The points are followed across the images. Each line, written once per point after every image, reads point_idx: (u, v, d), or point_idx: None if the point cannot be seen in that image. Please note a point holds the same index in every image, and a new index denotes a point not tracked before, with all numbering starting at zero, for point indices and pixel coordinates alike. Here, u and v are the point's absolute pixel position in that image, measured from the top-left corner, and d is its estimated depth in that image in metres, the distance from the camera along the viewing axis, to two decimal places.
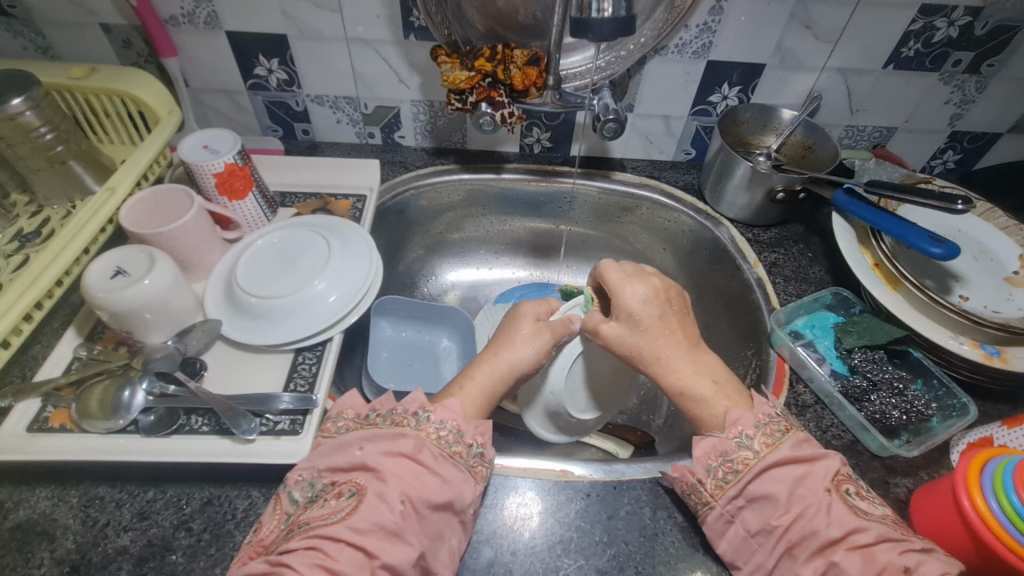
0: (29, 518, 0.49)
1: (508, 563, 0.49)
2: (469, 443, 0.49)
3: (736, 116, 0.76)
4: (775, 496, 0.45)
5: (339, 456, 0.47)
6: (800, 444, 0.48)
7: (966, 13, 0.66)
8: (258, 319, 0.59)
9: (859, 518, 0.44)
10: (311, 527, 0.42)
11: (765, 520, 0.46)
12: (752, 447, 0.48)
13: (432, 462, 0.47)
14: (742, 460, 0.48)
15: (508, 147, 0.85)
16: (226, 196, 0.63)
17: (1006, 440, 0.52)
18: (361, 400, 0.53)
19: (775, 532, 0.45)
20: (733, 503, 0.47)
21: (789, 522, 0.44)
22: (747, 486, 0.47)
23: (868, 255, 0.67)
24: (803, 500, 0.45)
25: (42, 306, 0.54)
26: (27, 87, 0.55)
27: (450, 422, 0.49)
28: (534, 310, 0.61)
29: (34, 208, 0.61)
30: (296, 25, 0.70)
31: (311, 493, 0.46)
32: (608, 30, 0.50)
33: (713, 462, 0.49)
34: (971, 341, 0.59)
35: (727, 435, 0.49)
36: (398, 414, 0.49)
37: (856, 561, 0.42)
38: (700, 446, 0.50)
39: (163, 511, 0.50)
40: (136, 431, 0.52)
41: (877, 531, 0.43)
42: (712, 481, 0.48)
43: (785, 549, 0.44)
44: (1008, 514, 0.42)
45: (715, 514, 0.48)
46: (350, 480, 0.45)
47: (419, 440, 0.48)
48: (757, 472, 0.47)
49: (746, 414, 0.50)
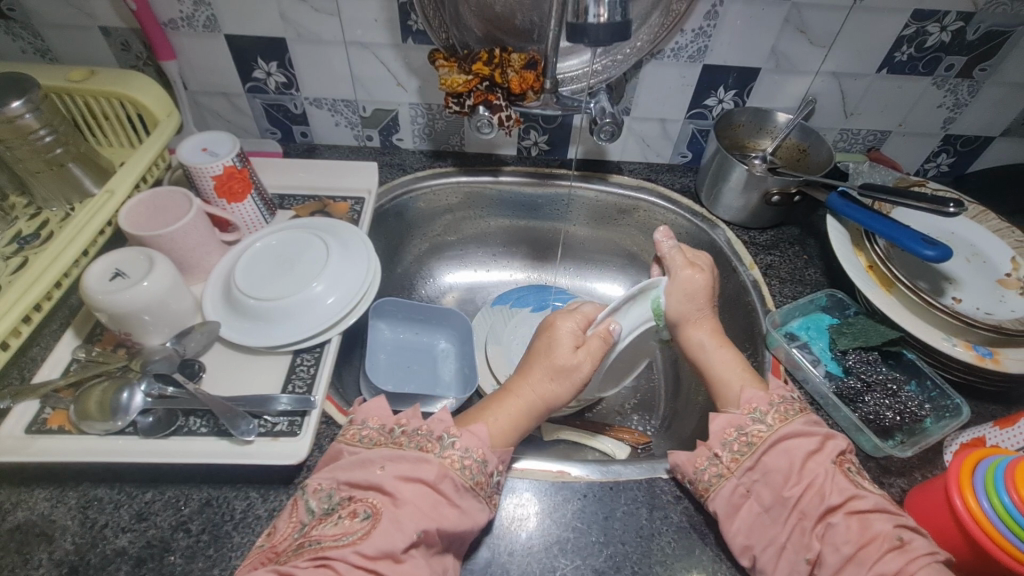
0: (28, 519, 0.49)
1: (506, 563, 0.49)
2: (491, 473, 0.50)
3: (731, 120, 0.77)
4: (783, 469, 0.48)
5: (358, 472, 0.48)
6: (812, 422, 0.51)
7: (958, 18, 0.67)
8: (258, 320, 0.59)
9: (856, 488, 0.47)
10: (321, 546, 0.43)
11: (776, 492, 0.48)
12: (766, 421, 0.51)
13: (454, 493, 0.47)
14: (756, 433, 0.50)
15: (505, 150, 0.86)
16: (225, 198, 0.64)
17: (998, 440, 0.52)
18: (386, 409, 0.53)
19: (788, 505, 0.47)
20: (748, 476, 0.49)
21: (801, 492, 0.47)
22: (761, 458, 0.49)
23: (862, 257, 0.68)
24: (812, 472, 0.47)
25: (41, 307, 0.54)
26: (27, 90, 0.56)
27: (475, 452, 0.49)
28: (570, 330, 0.62)
29: (33, 210, 0.61)
30: (295, 28, 0.70)
31: (329, 505, 0.46)
32: (604, 35, 0.51)
33: (729, 436, 0.51)
34: (964, 342, 0.60)
35: (742, 410, 0.52)
36: (424, 435, 0.50)
37: (852, 525, 0.45)
38: (716, 421, 0.52)
39: (162, 512, 0.50)
40: (136, 432, 0.52)
41: (874, 500, 0.46)
42: (728, 454, 0.50)
43: (795, 520, 0.46)
44: (999, 513, 0.42)
45: (730, 487, 0.49)
46: (366, 499, 0.46)
47: (442, 468, 0.48)
48: (772, 443, 0.49)
49: (760, 393, 0.53)
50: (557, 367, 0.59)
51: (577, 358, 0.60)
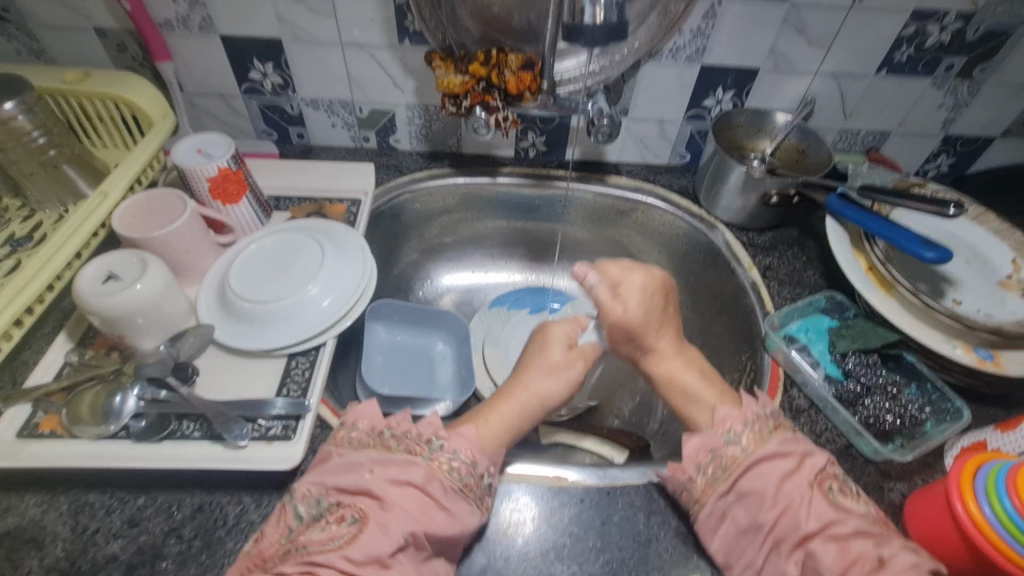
0: (18, 525, 0.48)
1: (502, 569, 0.49)
2: (481, 475, 0.49)
3: (730, 120, 0.76)
4: (762, 492, 0.47)
5: (347, 476, 0.47)
6: (787, 441, 0.50)
7: (958, 18, 0.67)
8: (252, 324, 0.59)
9: (837, 512, 0.46)
10: (308, 552, 0.43)
11: (753, 517, 0.47)
12: (740, 443, 0.50)
13: (442, 495, 0.47)
14: (730, 456, 0.50)
15: (503, 151, 0.85)
16: (220, 200, 0.63)
17: (1000, 444, 0.52)
18: (376, 409, 0.52)
19: (763, 530, 0.47)
20: (723, 500, 0.49)
21: (776, 516, 0.47)
22: (737, 481, 0.49)
23: (862, 260, 0.67)
24: (787, 496, 0.47)
25: (33, 311, 0.54)
26: (20, 91, 0.55)
27: (463, 454, 0.49)
28: (565, 334, 0.64)
29: (27, 212, 0.61)
30: (290, 29, 0.70)
31: (316, 510, 0.46)
32: (600, 36, 0.51)
33: (703, 458, 0.50)
34: (964, 345, 0.60)
35: (716, 431, 0.52)
36: (412, 439, 0.50)
37: (831, 550, 0.44)
38: (690, 444, 0.51)
39: (154, 518, 0.49)
40: (128, 436, 0.51)
41: (853, 523, 0.45)
42: (703, 478, 0.50)
43: (771, 544, 0.46)
44: (1000, 519, 0.42)
45: (706, 511, 0.49)
46: (354, 504, 0.46)
47: (430, 471, 0.48)
48: (745, 466, 0.49)
49: (734, 410, 0.53)
50: (551, 367, 0.61)
51: (568, 361, 0.61)
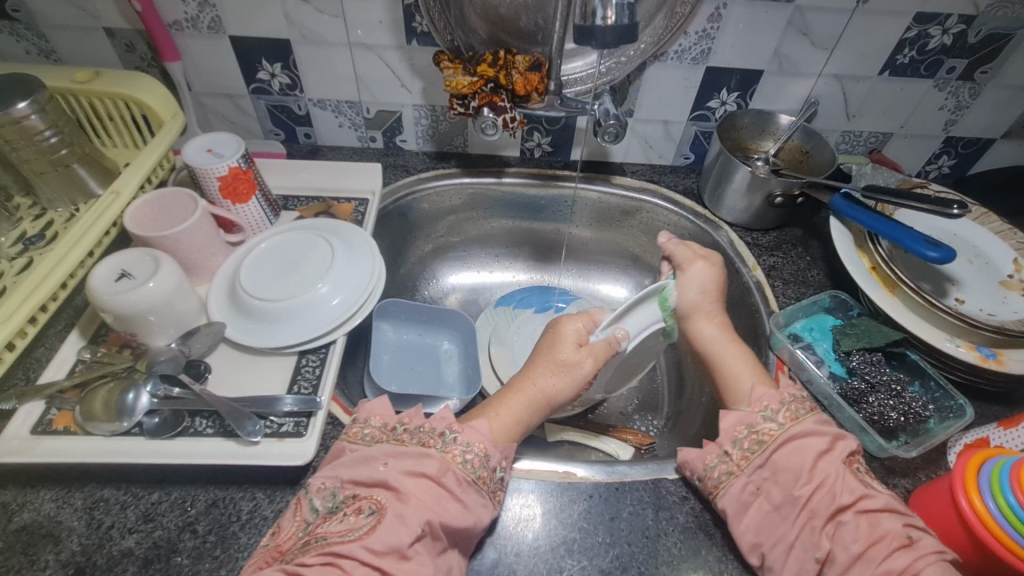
0: (34, 520, 0.49)
1: (513, 563, 0.49)
2: (493, 468, 0.50)
3: (735, 122, 0.77)
4: (797, 467, 0.49)
5: (362, 469, 0.48)
6: (823, 422, 0.52)
7: (959, 21, 0.68)
8: (263, 322, 0.59)
9: (865, 487, 0.48)
10: (328, 543, 0.43)
11: (787, 491, 0.48)
12: (777, 420, 0.52)
13: (456, 487, 0.47)
14: (767, 431, 0.51)
15: (509, 151, 0.86)
16: (230, 199, 0.64)
17: (1002, 441, 0.52)
18: (388, 407, 0.53)
19: (798, 503, 0.48)
20: (758, 474, 0.50)
21: (811, 491, 0.47)
22: (772, 455, 0.50)
23: (865, 259, 0.68)
24: (823, 471, 0.48)
25: (47, 309, 0.54)
26: (33, 91, 0.56)
27: (476, 446, 0.50)
28: (576, 332, 0.62)
29: (38, 211, 0.61)
30: (299, 30, 0.71)
31: (333, 503, 0.47)
32: (611, 38, 0.51)
33: (740, 433, 0.52)
34: (967, 343, 0.60)
35: (754, 409, 0.53)
36: (426, 433, 0.50)
37: (862, 523, 0.46)
38: (726, 419, 0.54)
39: (169, 513, 0.50)
40: (142, 433, 0.52)
41: (884, 500, 0.47)
42: (739, 451, 0.51)
43: (806, 519, 0.47)
44: (1005, 514, 0.42)
45: (740, 484, 0.50)
46: (371, 496, 0.46)
47: (444, 462, 0.48)
48: (783, 441, 0.50)
49: (771, 391, 0.54)
50: (560, 364, 0.60)
51: (579, 356, 0.60)
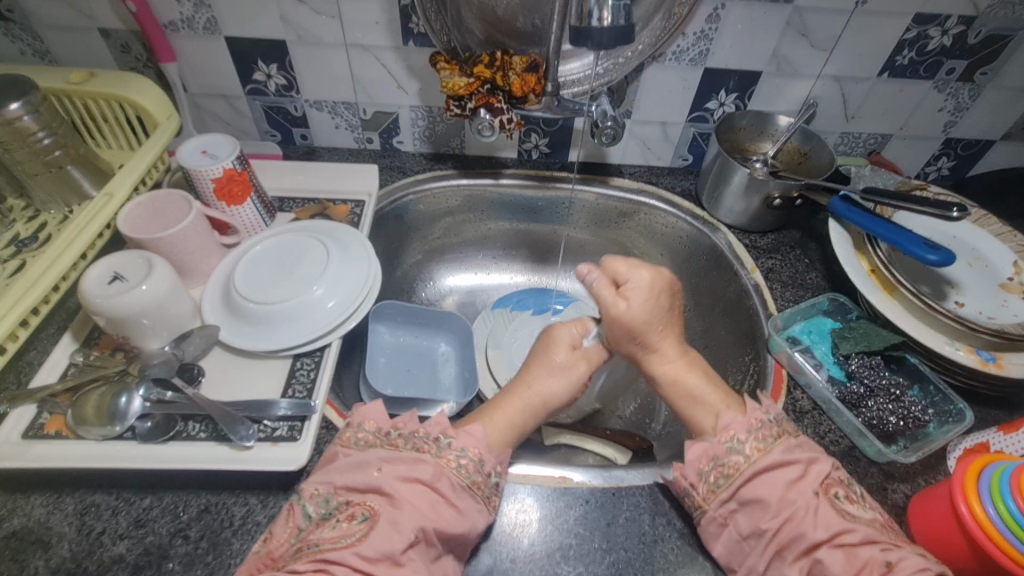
0: (24, 526, 0.48)
1: (508, 570, 0.49)
2: (488, 474, 0.50)
3: (733, 123, 0.76)
4: (766, 500, 0.48)
5: (357, 475, 0.47)
6: (791, 449, 0.50)
7: (959, 22, 0.67)
8: (257, 325, 0.59)
9: (844, 520, 0.46)
10: (319, 549, 0.43)
11: (755, 523, 0.48)
12: (744, 451, 0.51)
13: (450, 492, 0.47)
14: (733, 464, 0.50)
15: (506, 153, 0.85)
16: (225, 201, 0.64)
17: (1003, 446, 0.52)
18: (382, 411, 0.52)
19: (765, 536, 0.47)
20: (725, 507, 0.49)
21: (778, 525, 0.47)
22: (738, 489, 0.49)
23: (864, 261, 0.67)
24: (792, 504, 0.47)
25: (39, 311, 0.54)
26: (26, 92, 0.55)
27: (470, 450, 0.50)
28: (565, 336, 0.64)
29: (31, 212, 0.61)
30: (295, 30, 0.70)
31: (326, 510, 0.46)
32: (607, 38, 0.51)
33: (704, 466, 0.51)
34: (967, 347, 0.60)
35: (719, 440, 0.52)
36: (420, 438, 0.50)
37: (838, 557, 0.45)
38: (692, 450, 0.52)
39: (161, 519, 0.49)
40: (134, 437, 0.51)
41: (863, 532, 0.46)
42: (704, 486, 0.50)
43: (775, 551, 0.47)
44: (1005, 520, 0.42)
45: (708, 518, 0.49)
46: (365, 502, 0.46)
47: (437, 468, 0.48)
48: (748, 476, 0.49)
49: (739, 418, 0.53)
50: (555, 367, 0.61)
51: (573, 361, 0.61)
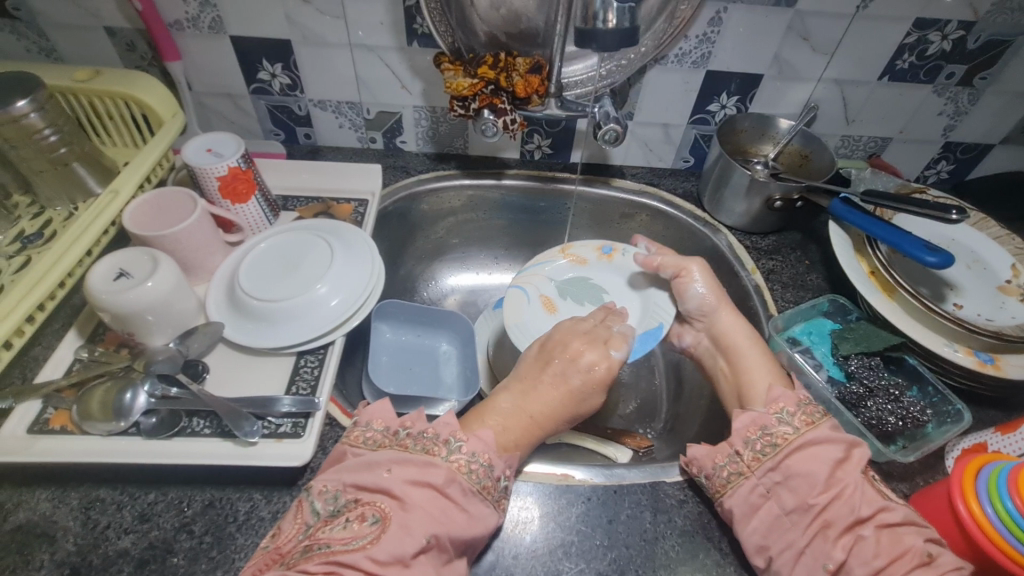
0: (30, 520, 0.49)
1: (510, 566, 0.49)
2: (498, 478, 0.50)
3: (734, 125, 0.77)
4: (813, 475, 0.48)
5: (365, 474, 0.48)
6: (838, 428, 0.52)
7: (959, 27, 0.68)
8: (261, 322, 0.59)
9: (882, 499, 0.48)
10: (331, 551, 0.43)
11: (802, 499, 0.48)
12: (793, 424, 0.52)
13: (461, 496, 0.47)
14: (781, 434, 0.51)
15: (508, 154, 0.86)
16: (229, 199, 0.64)
17: (1000, 446, 0.53)
18: (390, 411, 0.53)
19: (812, 511, 0.47)
20: (768, 477, 0.50)
21: (827, 500, 0.47)
22: (784, 459, 0.50)
23: (864, 263, 0.68)
24: (841, 481, 0.48)
25: (44, 307, 0.54)
26: (31, 89, 0.55)
27: (481, 456, 0.50)
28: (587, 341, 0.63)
29: (36, 209, 0.61)
30: (301, 31, 0.71)
31: (334, 507, 0.46)
32: (612, 41, 0.51)
33: (752, 435, 0.52)
34: (965, 348, 0.60)
35: (768, 410, 0.54)
36: (430, 439, 0.50)
37: (883, 539, 0.46)
38: (740, 419, 0.54)
39: (165, 513, 0.49)
40: (138, 433, 0.52)
41: (903, 512, 0.47)
42: (750, 453, 0.51)
43: (819, 528, 0.47)
44: (1002, 519, 0.42)
45: (749, 486, 0.50)
46: (374, 502, 0.46)
47: (450, 473, 0.48)
48: (796, 446, 0.50)
49: (788, 392, 0.55)
50: (569, 396, 0.60)
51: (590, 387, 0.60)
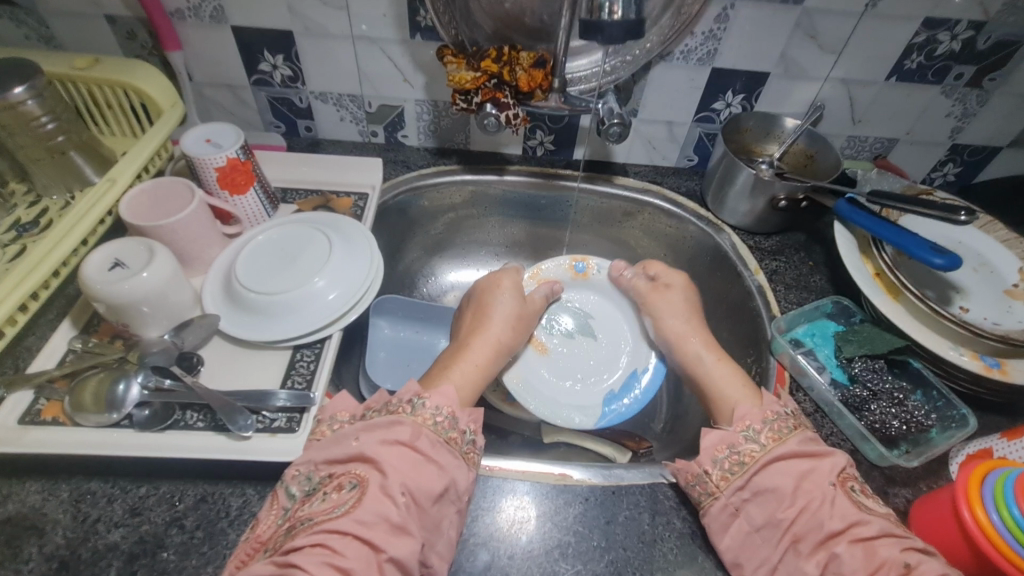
0: (19, 512, 0.48)
1: (505, 566, 0.48)
2: (463, 430, 0.50)
3: (738, 124, 0.76)
4: (779, 490, 0.47)
5: (334, 449, 0.47)
6: (806, 441, 0.50)
7: (968, 27, 0.67)
8: (259, 315, 0.59)
9: (859, 511, 0.45)
10: (315, 522, 0.42)
11: (770, 514, 0.47)
12: (760, 441, 0.50)
13: (430, 449, 0.47)
14: (748, 452, 0.50)
15: (510, 149, 0.85)
16: (228, 190, 0.63)
17: (1006, 452, 0.52)
18: (352, 403, 0.53)
19: (781, 526, 0.46)
20: (737, 495, 0.48)
21: (795, 515, 0.46)
22: (752, 478, 0.48)
23: (869, 264, 0.67)
24: (808, 494, 0.47)
25: (38, 297, 0.53)
26: (30, 76, 0.55)
27: (444, 407, 0.50)
28: (514, 284, 0.70)
29: (33, 198, 0.60)
30: (302, 22, 0.70)
31: (309, 486, 0.46)
32: (618, 32, 0.50)
33: (719, 453, 0.50)
34: (971, 352, 0.60)
35: (735, 429, 0.52)
36: (393, 403, 0.50)
37: (857, 553, 0.43)
38: (708, 437, 0.52)
39: (156, 507, 0.49)
40: (131, 425, 0.51)
41: (879, 524, 0.45)
42: (718, 472, 0.50)
43: (789, 542, 0.46)
44: (1009, 526, 0.42)
45: (719, 505, 0.49)
46: (349, 472, 0.46)
47: (415, 427, 0.48)
48: (764, 463, 0.49)
49: (753, 410, 0.53)
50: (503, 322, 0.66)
51: (518, 316, 0.67)
